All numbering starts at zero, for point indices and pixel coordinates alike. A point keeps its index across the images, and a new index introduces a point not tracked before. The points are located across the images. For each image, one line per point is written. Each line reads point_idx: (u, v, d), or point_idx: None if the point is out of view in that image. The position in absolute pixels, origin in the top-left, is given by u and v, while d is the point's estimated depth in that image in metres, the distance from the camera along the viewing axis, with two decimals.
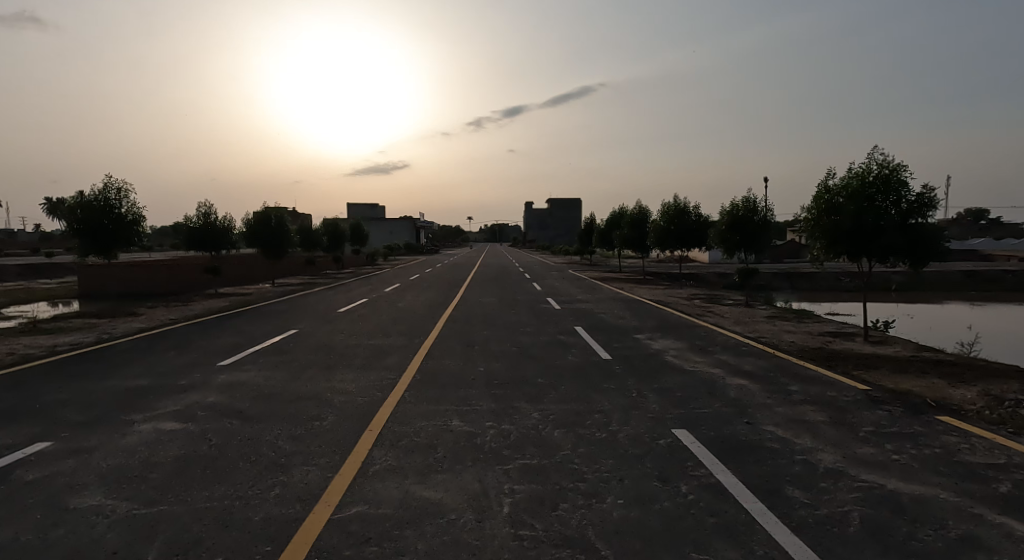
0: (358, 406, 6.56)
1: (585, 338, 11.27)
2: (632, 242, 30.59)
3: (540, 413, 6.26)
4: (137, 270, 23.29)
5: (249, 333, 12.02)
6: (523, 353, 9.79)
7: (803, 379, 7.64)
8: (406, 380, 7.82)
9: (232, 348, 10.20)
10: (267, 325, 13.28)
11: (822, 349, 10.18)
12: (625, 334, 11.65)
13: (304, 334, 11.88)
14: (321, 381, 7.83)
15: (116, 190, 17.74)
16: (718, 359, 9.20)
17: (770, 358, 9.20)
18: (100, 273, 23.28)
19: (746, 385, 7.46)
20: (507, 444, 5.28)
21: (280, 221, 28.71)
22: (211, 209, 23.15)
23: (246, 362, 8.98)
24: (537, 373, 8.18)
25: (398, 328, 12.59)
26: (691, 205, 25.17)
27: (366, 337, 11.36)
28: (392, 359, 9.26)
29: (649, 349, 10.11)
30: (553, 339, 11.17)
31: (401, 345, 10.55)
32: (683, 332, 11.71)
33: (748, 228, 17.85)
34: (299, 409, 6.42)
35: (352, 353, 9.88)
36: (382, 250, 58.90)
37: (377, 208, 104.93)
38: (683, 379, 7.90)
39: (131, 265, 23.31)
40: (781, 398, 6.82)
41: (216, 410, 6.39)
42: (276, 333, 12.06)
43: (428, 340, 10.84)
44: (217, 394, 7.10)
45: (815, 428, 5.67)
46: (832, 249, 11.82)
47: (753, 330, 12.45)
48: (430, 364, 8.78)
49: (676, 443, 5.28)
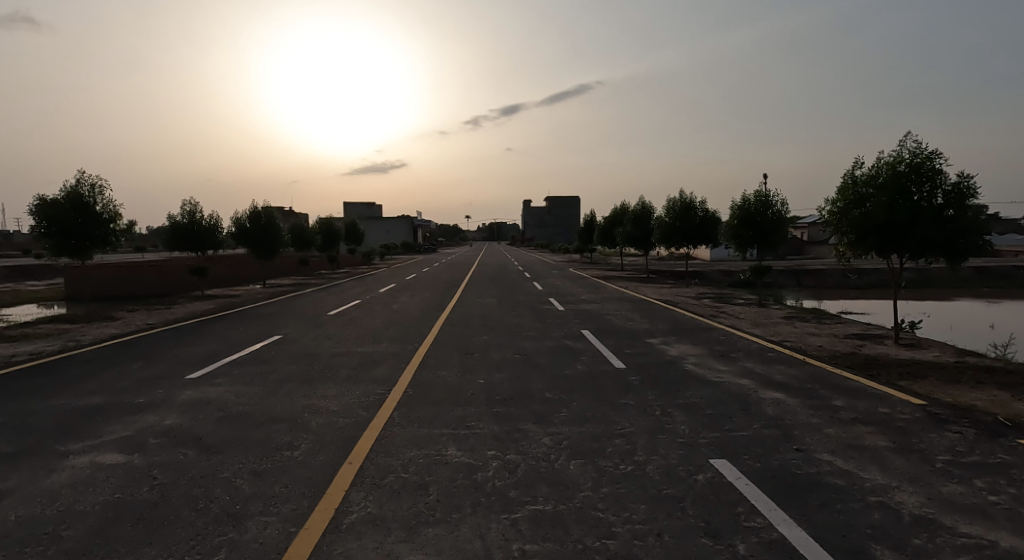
0: (339, 431, 5.63)
1: (594, 343, 10.36)
2: (635, 239, 29.71)
3: (552, 438, 5.33)
4: (123, 271, 22.39)
5: (228, 340, 11.04)
6: (527, 362, 8.88)
7: (848, 393, 6.73)
8: (396, 396, 6.89)
9: (206, 358, 9.25)
10: (250, 330, 12.32)
11: (856, 354, 9.28)
12: (636, 338, 10.72)
13: (288, 340, 10.95)
14: (299, 398, 6.90)
15: (90, 185, 16.78)
16: (745, 368, 8.30)
17: (802, 366, 8.29)
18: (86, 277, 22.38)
19: (783, 400, 6.57)
20: (515, 482, 4.36)
21: (271, 220, 27.71)
22: (197, 207, 22.19)
23: (218, 374, 8.04)
24: (544, 386, 7.27)
25: (391, 333, 11.67)
26: (697, 201, 24.27)
27: (355, 344, 10.45)
28: (382, 370, 8.33)
29: (665, 356, 9.18)
30: (560, 345, 10.27)
31: (393, 353, 9.63)
32: (699, 336, 10.81)
33: (761, 224, 16.95)
34: (269, 435, 5.49)
35: (338, 362, 8.96)
36: (379, 248, 57.92)
37: (375, 208, 104.19)
38: (709, 392, 6.99)
39: (116, 267, 22.41)
40: (829, 415, 5.92)
41: (170, 436, 5.44)
42: (257, 339, 11.11)
43: (422, 348, 9.92)
44: (178, 415, 6.16)
45: (880, 457, 4.76)
46: (861, 245, 10.92)
47: (774, 332, 11.56)
48: (423, 376, 7.87)
49: (719, 479, 4.36)
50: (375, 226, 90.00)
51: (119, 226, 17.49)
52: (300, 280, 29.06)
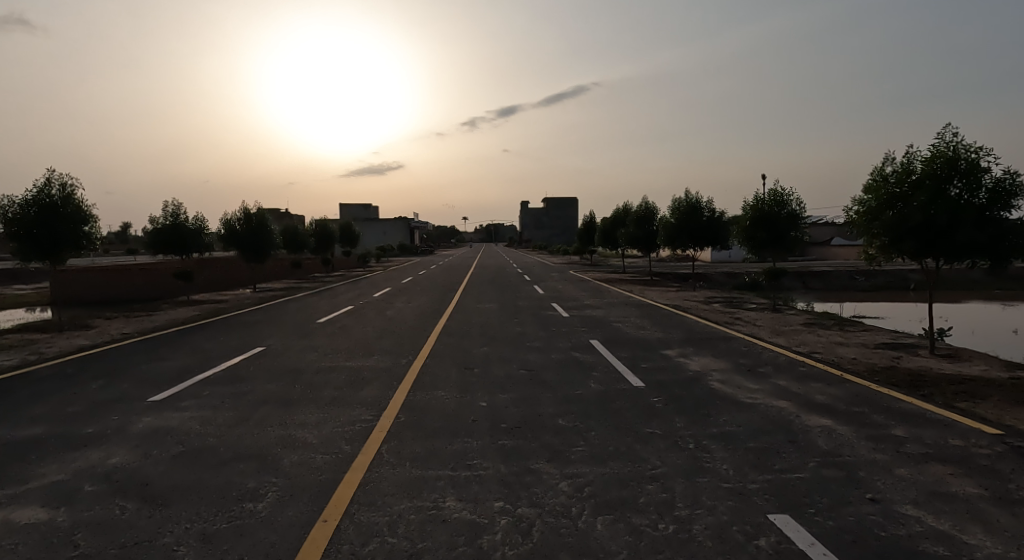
0: (316, 474, 4.72)
1: (605, 355, 9.46)
2: (638, 241, 28.83)
3: (571, 484, 4.42)
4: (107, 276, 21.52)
5: (205, 352, 10.10)
6: (533, 378, 7.97)
7: (906, 420, 5.85)
8: (385, 424, 5.98)
9: (177, 375, 8.32)
10: (231, 341, 11.38)
11: (896, 369, 8.39)
12: (651, 350, 9.82)
13: (271, 353, 10.00)
14: (274, 427, 5.97)
15: (59, 184, 15.83)
16: (778, 386, 7.42)
17: (843, 384, 7.39)
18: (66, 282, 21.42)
19: (834, 429, 5.67)
20: (530, 551, 3.46)
21: (261, 220, 26.68)
22: (181, 208, 21.19)
23: (186, 396, 7.11)
24: (555, 411, 6.36)
25: (384, 344, 10.75)
26: (704, 201, 23.41)
27: (344, 358, 9.53)
28: (371, 391, 7.41)
29: (686, 372, 8.29)
30: (568, 358, 9.36)
31: (385, 368, 8.72)
32: (719, 348, 9.91)
33: (775, 225, 16.09)
34: (230, 480, 4.57)
35: (323, 380, 8.04)
36: (376, 250, 56.99)
37: (371, 209, 103.34)
38: (746, 418, 6.08)
39: (101, 272, 21.59)
40: (894, 450, 5.02)
41: (111, 482, 4.52)
42: (238, 352, 10.17)
43: (417, 363, 8.99)
44: (127, 450, 5.24)
45: (977, 510, 3.86)
46: (895, 248, 10.01)
47: (799, 342, 10.65)
48: (418, 398, 6.96)
49: (787, 545, 3.47)
50: (371, 227, 88.98)
51: (94, 230, 16.54)
52: (292, 283, 28.11)
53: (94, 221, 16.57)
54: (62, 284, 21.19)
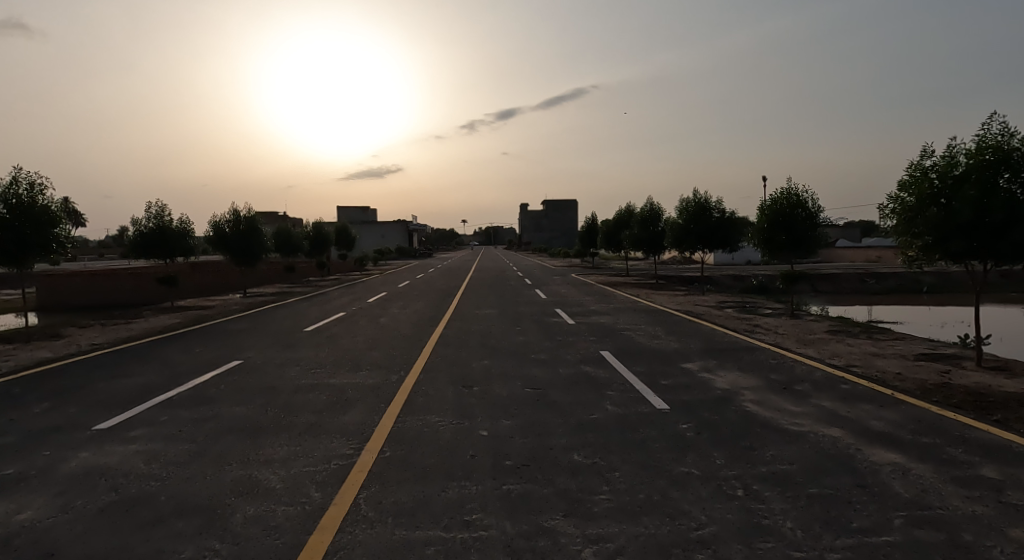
0: (269, 537, 3.72)
1: (619, 369, 8.50)
2: (643, 243, 27.85)
3: (597, 552, 3.45)
4: (96, 281, 21.10)
5: (175, 368, 9.11)
6: (541, 399, 7.00)
7: (994, 455, 4.86)
8: (367, 462, 5.02)
9: (137, 397, 7.33)
10: (208, 353, 10.39)
11: (950, 385, 7.43)
12: (669, 364, 8.85)
13: (248, 368, 9.01)
14: (235, 464, 5.00)
15: (28, 184, 14.94)
16: (823, 408, 6.46)
17: (897, 406, 6.43)
18: (56, 288, 21.15)
19: (908, 467, 4.68)
20: None
21: (252, 223, 25.63)
22: (166, 209, 20.19)
23: (139, 423, 6.13)
24: (569, 444, 5.38)
25: (374, 357, 9.75)
26: (713, 201, 22.46)
27: (329, 374, 8.54)
28: (354, 415, 6.40)
29: (714, 391, 7.31)
30: (579, 373, 8.38)
31: (373, 386, 7.72)
32: (746, 362, 8.93)
33: (795, 227, 15.11)
34: (162, 548, 3.58)
35: (303, 401, 7.07)
36: (374, 254, 56.02)
37: (370, 212, 102.75)
38: (797, 451, 5.11)
39: (90, 277, 21.21)
40: (994, 500, 4.03)
41: (8, 552, 3.54)
42: (212, 366, 9.18)
43: (410, 379, 8.02)
44: (45, 501, 4.26)
45: None
46: (940, 248, 9.08)
47: (830, 353, 9.70)
48: (409, 425, 5.99)
49: None
50: (370, 230, 88.21)
51: (63, 233, 15.63)
52: (284, 288, 27.11)
53: (65, 224, 15.65)
54: (51, 291, 20.95)
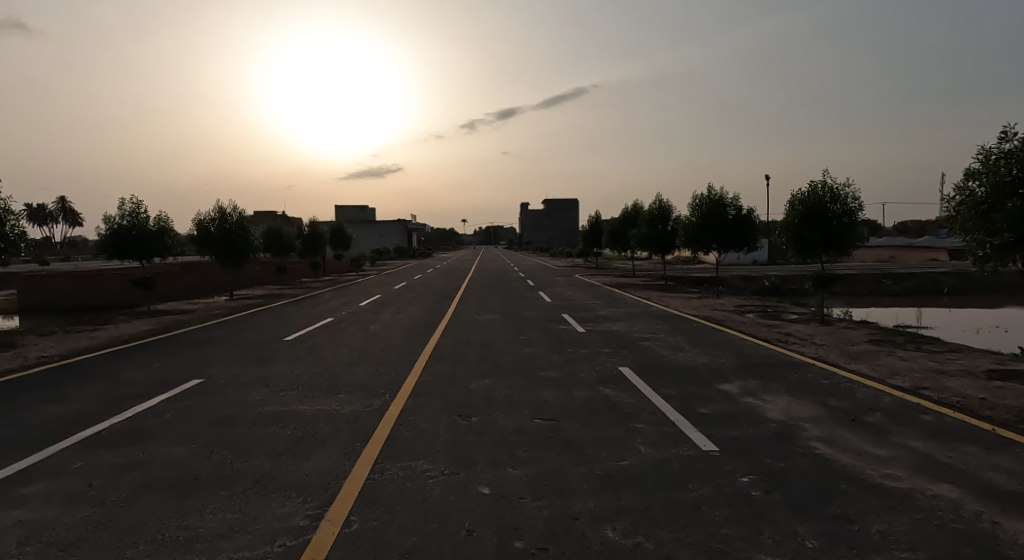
0: None
1: (644, 392, 7.15)
2: (651, 242, 26.49)
3: None
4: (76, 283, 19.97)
5: (122, 389, 7.75)
6: (555, 435, 5.64)
7: None
8: (322, 543, 3.65)
9: (57, 430, 5.97)
10: (165, 369, 9.02)
11: None
12: (703, 385, 7.49)
13: (206, 389, 7.65)
14: (140, 546, 3.64)
15: None
16: (915, 450, 5.09)
17: (1009, 448, 5.08)
18: (32, 289, 19.98)
19: None
20: None
21: (239, 222, 24.24)
22: (142, 207, 18.84)
23: (40, 473, 4.77)
24: (597, 513, 4.00)
25: (355, 375, 8.37)
26: (730, 197, 21.11)
27: (299, 398, 7.16)
28: (321, 461, 5.05)
29: (767, 423, 5.96)
30: (597, 397, 7.00)
31: (350, 416, 6.37)
32: (794, 383, 7.55)
33: (829, 224, 13.74)
34: None
35: (260, 437, 5.71)
36: (370, 254, 54.52)
37: (367, 211, 101.23)
38: (909, 525, 3.75)
39: (71, 277, 20.11)
40: None
41: None
42: (164, 387, 7.81)
43: (395, 407, 6.64)
44: None
45: None
46: (1021, 249, 7.69)
47: (886, 370, 8.34)
48: (386, 479, 4.62)
49: None
50: (368, 230, 86.94)
51: (14, 231, 14.55)
52: (274, 290, 25.74)
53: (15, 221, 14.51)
54: (29, 291, 19.88)
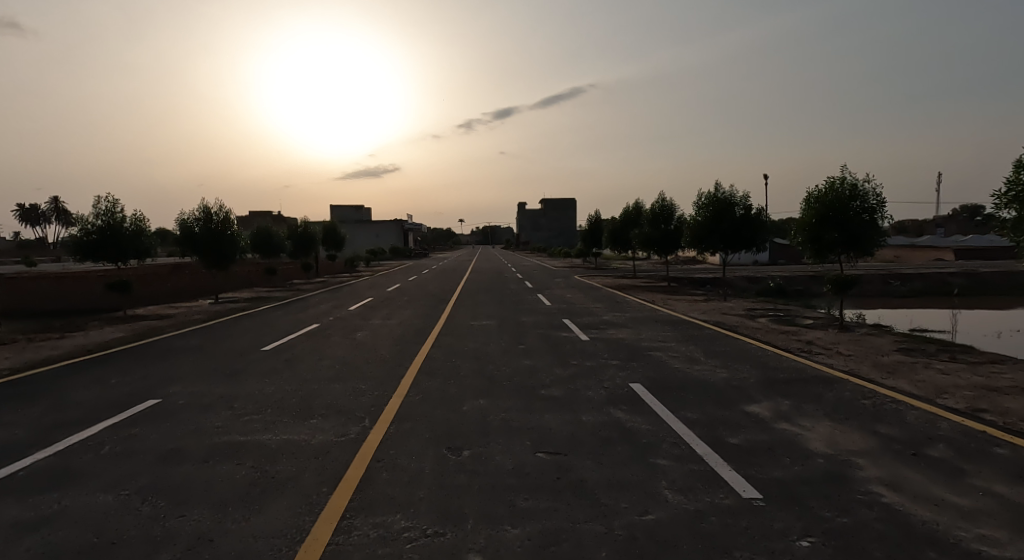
0: None
1: (663, 417, 6.20)
2: (654, 242, 25.57)
3: None
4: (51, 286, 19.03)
5: (63, 412, 6.76)
6: (563, 476, 4.69)
7: None
8: None
9: None
10: (122, 386, 8.05)
11: None
12: (729, 407, 6.56)
13: (161, 413, 6.67)
14: None
15: None
16: (1002, 499, 4.16)
17: None
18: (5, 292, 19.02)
19: None
20: None
21: (224, 221, 23.20)
22: (116, 205, 17.84)
23: None
24: None
25: (333, 394, 7.40)
26: (738, 196, 20.18)
27: (264, 424, 6.20)
28: (275, 515, 4.09)
29: (813, 459, 5.01)
30: (609, 422, 6.05)
31: (320, 449, 5.40)
32: (831, 404, 6.61)
33: (850, 224, 12.80)
34: None
35: (207, 479, 4.74)
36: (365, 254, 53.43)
37: (364, 212, 100.16)
38: None
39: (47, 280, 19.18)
40: None
41: None
42: (114, 410, 6.83)
43: (373, 438, 5.67)
44: None
45: None
46: None
47: (931, 387, 7.40)
48: (353, 544, 3.65)
49: None
50: (364, 230, 85.96)
51: None
52: (262, 292, 24.70)
53: None
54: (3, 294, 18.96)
